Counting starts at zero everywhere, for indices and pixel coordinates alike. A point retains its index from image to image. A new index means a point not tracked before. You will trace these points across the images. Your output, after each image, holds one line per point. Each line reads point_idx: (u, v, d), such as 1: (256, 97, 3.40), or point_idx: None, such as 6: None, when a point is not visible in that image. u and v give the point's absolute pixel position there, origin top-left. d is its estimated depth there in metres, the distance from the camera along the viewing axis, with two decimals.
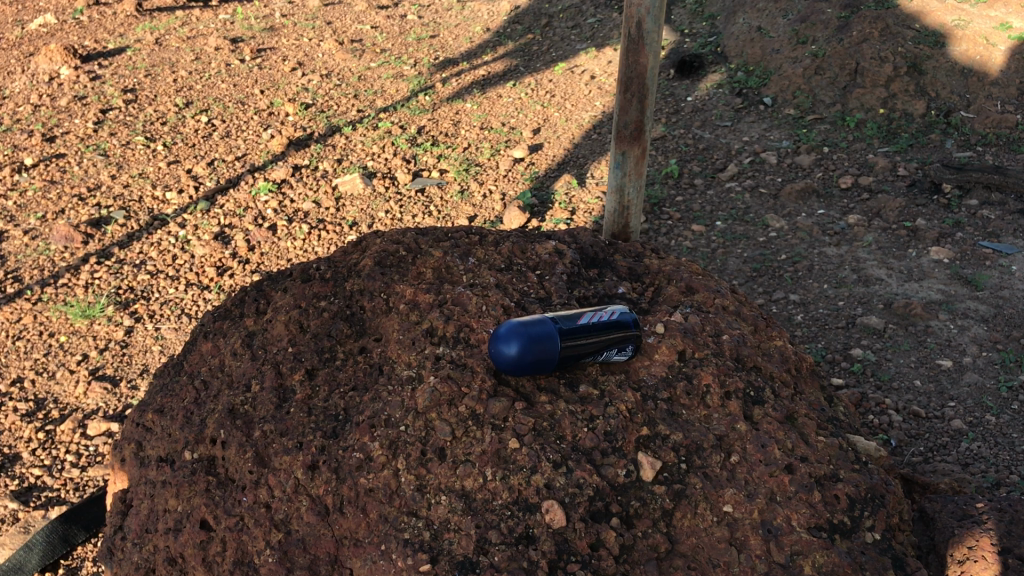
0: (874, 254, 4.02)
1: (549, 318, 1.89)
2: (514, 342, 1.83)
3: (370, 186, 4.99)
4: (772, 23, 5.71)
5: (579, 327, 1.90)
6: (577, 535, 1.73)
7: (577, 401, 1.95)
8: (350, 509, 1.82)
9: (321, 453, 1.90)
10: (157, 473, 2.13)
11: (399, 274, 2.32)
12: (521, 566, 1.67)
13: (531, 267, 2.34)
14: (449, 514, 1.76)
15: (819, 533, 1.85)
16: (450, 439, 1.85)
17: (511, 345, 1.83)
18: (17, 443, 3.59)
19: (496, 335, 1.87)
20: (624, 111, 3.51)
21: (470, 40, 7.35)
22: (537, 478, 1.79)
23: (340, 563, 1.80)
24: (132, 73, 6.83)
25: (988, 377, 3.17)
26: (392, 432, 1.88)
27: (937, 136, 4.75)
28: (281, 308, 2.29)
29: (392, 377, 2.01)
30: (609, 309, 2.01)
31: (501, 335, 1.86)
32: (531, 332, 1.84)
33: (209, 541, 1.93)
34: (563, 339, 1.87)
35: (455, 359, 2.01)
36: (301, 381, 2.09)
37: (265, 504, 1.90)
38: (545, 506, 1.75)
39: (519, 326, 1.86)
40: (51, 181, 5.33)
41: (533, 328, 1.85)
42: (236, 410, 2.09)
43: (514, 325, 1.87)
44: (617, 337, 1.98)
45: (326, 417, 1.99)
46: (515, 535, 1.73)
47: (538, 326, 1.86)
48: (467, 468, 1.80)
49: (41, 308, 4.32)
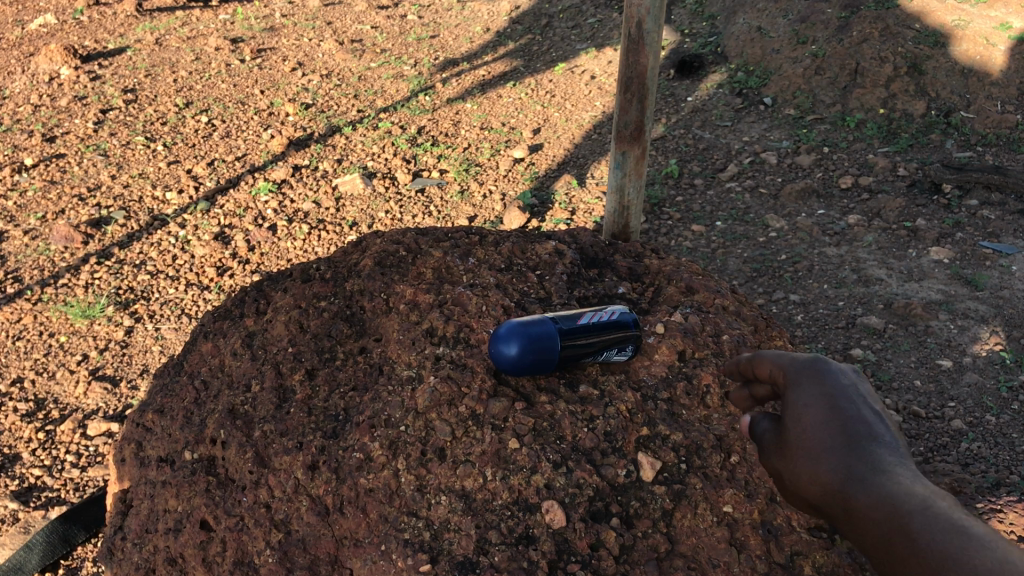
0: (875, 253, 4.02)
1: (551, 316, 1.86)
2: (515, 341, 1.81)
3: (370, 186, 4.99)
4: (772, 23, 5.71)
5: (580, 328, 1.86)
6: (577, 535, 1.67)
7: (577, 400, 1.90)
8: (350, 510, 1.77)
9: (321, 453, 1.86)
10: (158, 473, 2.11)
11: (399, 274, 2.30)
12: (521, 567, 1.61)
13: (531, 267, 2.32)
14: (449, 514, 1.71)
15: (819, 533, 1.79)
16: (450, 439, 1.80)
17: (517, 340, 1.80)
18: (17, 443, 3.59)
19: (496, 335, 1.85)
20: (624, 111, 3.50)
21: (470, 40, 7.35)
22: (537, 478, 1.73)
23: (341, 564, 1.75)
24: (132, 73, 6.84)
25: (988, 377, 3.18)
26: (392, 432, 1.83)
27: (937, 135, 4.74)
28: (281, 308, 2.28)
29: (393, 377, 1.97)
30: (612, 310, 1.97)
31: (501, 337, 1.82)
32: (531, 333, 1.81)
33: (209, 542, 1.90)
34: (564, 338, 1.84)
35: (454, 359, 1.96)
36: (301, 381, 2.06)
37: (265, 504, 1.87)
38: (545, 506, 1.69)
39: (519, 325, 1.83)
40: (51, 181, 5.34)
41: (533, 327, 1.82)
42: (236, 410, 2.06)
43: (514, 326, 1.83)
44: (615, 344, 1.94)
45: (326, 417, 1.95)
46: (515, 535, 1.67)
47: (538, 325, 1.83)
48: (467, 468, 1.75)
49: (41, 308, 4.33)
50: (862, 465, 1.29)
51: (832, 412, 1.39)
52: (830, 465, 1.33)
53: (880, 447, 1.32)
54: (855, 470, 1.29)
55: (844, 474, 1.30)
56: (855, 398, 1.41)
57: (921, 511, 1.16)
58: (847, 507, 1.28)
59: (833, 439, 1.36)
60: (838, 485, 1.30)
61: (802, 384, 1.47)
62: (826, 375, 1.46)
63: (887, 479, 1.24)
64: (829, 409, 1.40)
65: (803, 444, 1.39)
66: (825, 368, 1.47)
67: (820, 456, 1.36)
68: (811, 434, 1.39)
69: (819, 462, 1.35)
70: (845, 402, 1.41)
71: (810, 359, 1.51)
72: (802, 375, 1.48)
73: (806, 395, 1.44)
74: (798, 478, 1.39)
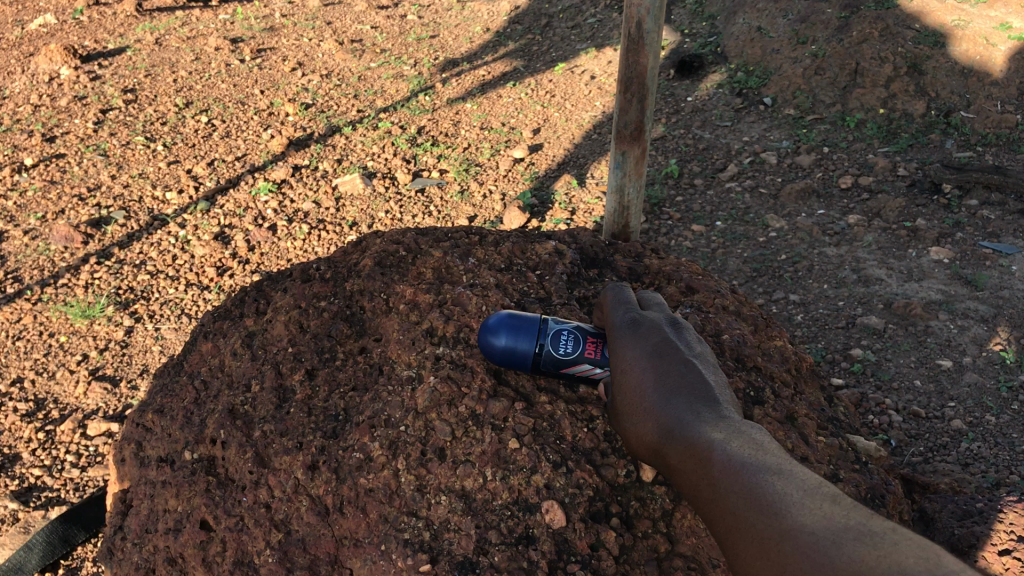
0: (875, 253, 4.02)
1: (547, 332, 1.73)
2: (492, 340, 1.76)
3: (370, 186, 5.00)
4: (772, 23, 5.71)
5: (561, 368, 1.73)
6: (576, 535, 1.55)
7: (576, 400, 1.78)
8: (350, 510, 1.66)
9: (321, 453, 1.76)
10: (158, 473, 2.02)
11: (399, 274, 2.18)
12: (521, 567, 1.50)
13: (531, 267, 2.22)
14: (449, 514, 1.59)
15: None
16: (450, 439, 1.68)
17: (498, 338, 1.74)
18: (17, 443, 3.59)
19: (494, 319, 1.78)
20: (624, 111, 3.50)
21: (470, 40, 7.35)
22: (537, 478, 1.61)
23: (341, 564, 1.64)
24: (132, 73, 6.84)
25: (988, 377, 3.18)
26: (392, 432, 1.72)
27: (937, 136, 4.74)
28: (281, 308, 2.16)
29: (392, 377, 1.85)
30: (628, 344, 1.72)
31: (491, 321, 1.78)
32: (512, 340, 1.74)
33: (209, 541, 1.80)
34: (540, 367, 1.74)
35: (455, 359, 1.84)
36: (301, 381, 1.95)
37: (265, 504, 1.76)
38: (544, 506, 1.58)
39: (510, 324, 1.75)
40: (51, 181, 5.34)
41: (517, 337, 1.74)
42: (236, 410, 1.96)
43: (506, 320, 1.76)
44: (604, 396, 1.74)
45: (326, 417, 1.84)
46: (515, 535, 1.56)
47: (523, 337, 1.74)
48: (467, 468, 1.63)
49: (41, 308, 4.33)
50: (673, 412, 1.43)
51: (654, 362, 1.56)
52: (647, 408, 1.48)
53: (695, 397, 1.46)
54: (667, 418, 1.43)
55: (661, 414, 1.45)
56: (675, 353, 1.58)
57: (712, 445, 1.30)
58: (667, 455, 1.41)
59: (652, 388, 1.50)
60: (659, 432, 1.43)
61: (627, 342, 1.64)
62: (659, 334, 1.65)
63: (696, 421, 1.39)
64: (648, 365, 1.56)
65: (626, 397, 1.55)
66: (646, 329, 1.65)
67: (644, 404, 1.49)
68: (634, 387, 1.54)
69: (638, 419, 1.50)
70: (667, 353, 1.57)
71: (627, 317, 1.71)
72: (626, 335, 1.67)
73: (628, 354, 1.62)
74: (627, 429, 1.54)
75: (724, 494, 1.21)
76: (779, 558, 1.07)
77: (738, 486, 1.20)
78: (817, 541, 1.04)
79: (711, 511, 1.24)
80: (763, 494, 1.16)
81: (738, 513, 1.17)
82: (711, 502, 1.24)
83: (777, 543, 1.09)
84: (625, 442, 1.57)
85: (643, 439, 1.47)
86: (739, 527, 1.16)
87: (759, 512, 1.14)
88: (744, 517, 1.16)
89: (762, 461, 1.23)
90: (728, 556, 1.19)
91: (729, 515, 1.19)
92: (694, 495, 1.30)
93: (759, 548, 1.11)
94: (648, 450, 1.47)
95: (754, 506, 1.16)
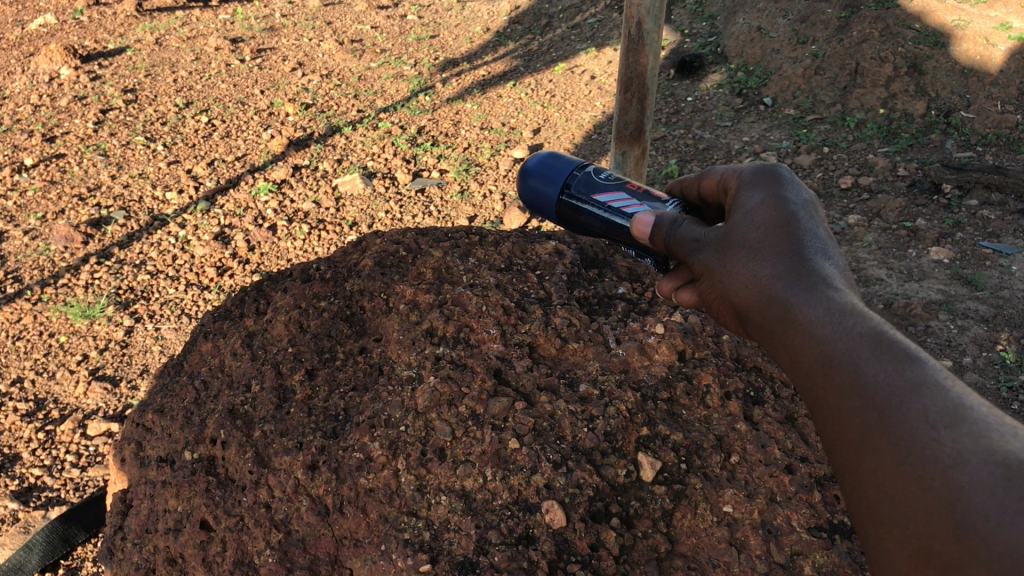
0: (875, 254, 4.02)
1: (587, 167, 1.81)
2: (528, 174, 1.84)
3: (370, 186, 5.00)
4: (772, 23, 5.72)
5: (594, 196, 1.76)
6: (577, 535, 1.48)
7: (577, 400, 1.67)
8: (350, 510, 1.61)
9: (321, 453, 1.70)
10: (157, 473, 1.99)
11: (399, 274, 2.09)
12: (521, 567, 1.44)
13: (531, 267, 2.06)
14: (449, 514, 1.53)
15: (819, 533, 1.55)
16: (450, 439, 1.61)
17: (530, 177, 1.84)
18: (17, 443, 3.59)
19: (534, 164, 1.85)
20: (625, 111, 3.51)
21: (470, 40, 7.34)
22: (537, 478, 1.54)
23: (340, 564, 1.59)
24: (132, 73, 6.84)
25: (988, 377, 3.22)
26: (392, 432, 1.65)
27: (937, 136, 4.73)
28: (281, 308, 2.11)
29: (392, 377, 1.79)
30: (675, 195, 1.73)
31: (532, 163, 1.85)
32: (547, 177, 1.81)
33: (209, 541, 1.74)
34: (567, 204, 1.80)
35: (455, 360, 1.77)
36: (301, 381, 1.89)
37: (264, 504, 1.70)
38: (544, 506, 1.50)
39: (549, 161, 1.84)
40: (51, 181, 5.34)
41: (551, 175, 1.81)
42: (236, 410, 1.90)
43: (546, 160, 1.84)
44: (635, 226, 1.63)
45: (326, 417, 1.78)
46: (515, 535, 1.49)
47: (561, 170, 1.82)
48: (467, 468, 1.57)
49: (41, 308, 4.34)
50: (797, 269, 1.24)
51: (777, 218, 1.34)
52: (765, 265, 1.28)
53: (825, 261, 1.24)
54: (789, 276, 1.24)
55: (782, 272, 1.25)
56: (807, 215, 1.34)
57: (849, 320, 1.11)
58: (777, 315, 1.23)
59: (774, 247, 1.29)
60: (777, 290, 1.24)
61: (747, 196, 1.43)
62: (785, 188, 1.40)
63: (826, 283, 1.19)
64: (777, 209, 1.34)
65: (734, 247, 1.37)
66: (779, 178, 1.42)
67: (761, 252, 1.31)
68: (752, 238, 1.34)
69: (749, 272, 1.31)
70: (791, 213, 1.34)
71: (760, 164, 1.49)
72: (755, 182, 1.45)
73: (754, 197, 1.42)
74: (724, 281, 1.37)
75: (869, 389, 1.05)
76: (932, 477, 0.95)
77: (896, 383, 1.03)
78: (1005, 484, 0.88)
79: (841, 405, 1.08)
80: (928, 403, 0.99)
81: (887, 413, 1.02)
82: (845, 386, 1.08)
83: (943, 467, 0.94)
84: (711, 285, 1.42)
85: (746, 289, 1.30)
86: (887, 436, 1.01)
87: (911, 423, 0.99)
88: (898, 423, 1.01)
89: (920, 354, 1.04)
90: (856, 454, 1.06)
91: (871, 416, 1.04)
92: (813, 376, 1.13)
93: (915, 471, 0.97)
94: (751, 303, 1.30)
95: (901, 406, 1.01)
